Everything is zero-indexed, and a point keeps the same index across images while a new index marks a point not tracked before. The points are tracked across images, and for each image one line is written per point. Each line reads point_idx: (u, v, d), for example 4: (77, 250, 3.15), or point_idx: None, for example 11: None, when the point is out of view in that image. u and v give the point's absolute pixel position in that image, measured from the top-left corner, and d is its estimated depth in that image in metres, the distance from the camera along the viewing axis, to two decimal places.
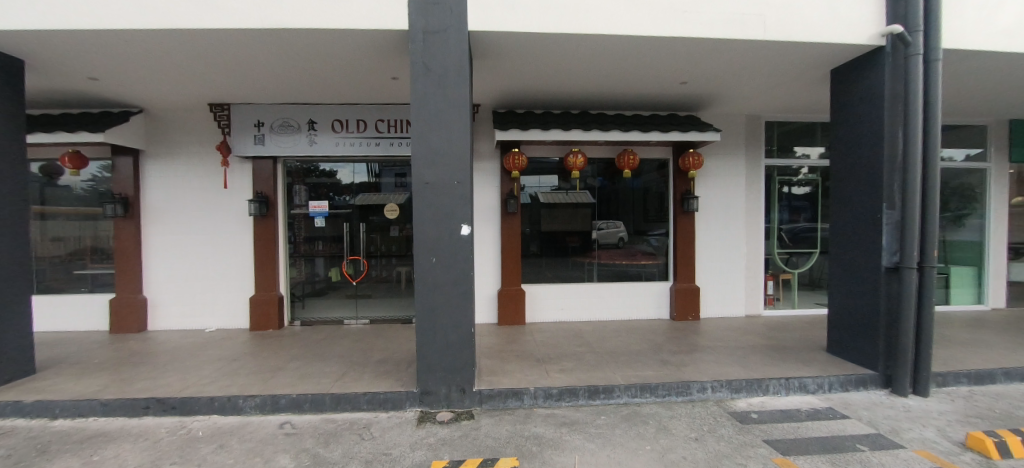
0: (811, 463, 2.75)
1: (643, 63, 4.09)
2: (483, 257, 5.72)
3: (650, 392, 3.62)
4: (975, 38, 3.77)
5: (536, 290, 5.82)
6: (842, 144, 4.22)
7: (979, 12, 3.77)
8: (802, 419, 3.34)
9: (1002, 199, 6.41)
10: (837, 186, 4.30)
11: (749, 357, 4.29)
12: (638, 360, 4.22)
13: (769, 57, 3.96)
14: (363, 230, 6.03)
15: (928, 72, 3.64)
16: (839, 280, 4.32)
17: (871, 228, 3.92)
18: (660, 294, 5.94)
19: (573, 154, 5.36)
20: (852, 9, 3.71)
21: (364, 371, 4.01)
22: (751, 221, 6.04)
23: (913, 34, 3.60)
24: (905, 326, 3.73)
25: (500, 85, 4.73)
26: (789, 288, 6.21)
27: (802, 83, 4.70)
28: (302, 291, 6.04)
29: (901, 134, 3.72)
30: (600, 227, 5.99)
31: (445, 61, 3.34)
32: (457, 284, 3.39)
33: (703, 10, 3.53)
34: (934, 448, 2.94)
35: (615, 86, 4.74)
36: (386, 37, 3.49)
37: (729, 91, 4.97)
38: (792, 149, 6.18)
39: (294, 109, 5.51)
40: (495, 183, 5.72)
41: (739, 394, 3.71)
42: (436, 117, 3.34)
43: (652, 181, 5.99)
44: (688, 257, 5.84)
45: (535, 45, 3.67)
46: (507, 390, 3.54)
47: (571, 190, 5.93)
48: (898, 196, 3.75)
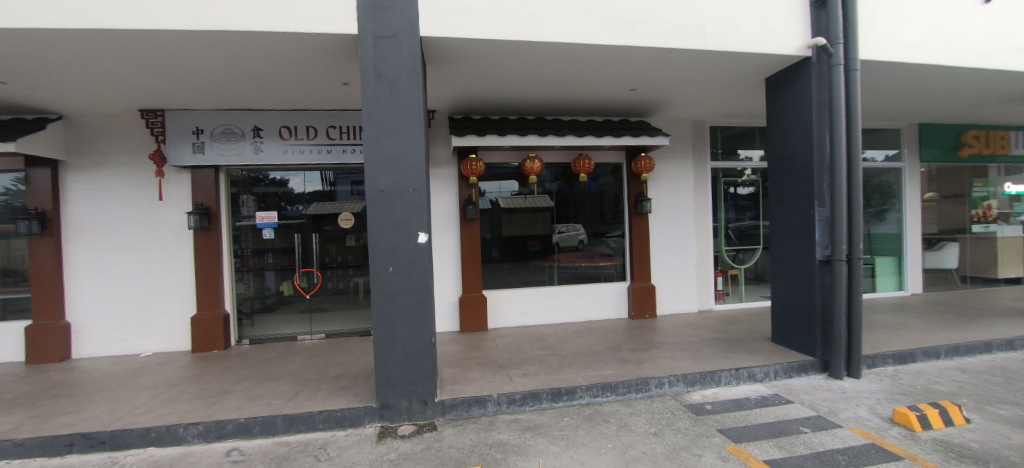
0: (761, 449, 2.90)
1: (595, 70, 4.21)
2: (443, 264, 5.65)
3: (610, 390, 3.70)
4: (886, 51, 4.17)
5: (498, 296, 5.81)
6: (777, 147, 4.53)
7: (889, 28, 4.18)
8: (751, 407, 3.53)
9: (915, 194, 7.12)
10: (775, 186, 4.61)
11: (702, 351, 4.49)
12: (599, 360, 4.30)
13: (710, 66, 4.20)
14: (317, 240, 5.81)
15: (849, 80, 3.98)
16: (779, 273, 4.61)
17: (805, 225, 4.23)
18: (619, 293, 6.10)
19: (530, 159, 5.42)
20: (782, 22, 4.00)
21: (319, 389, 3.83)
22: (701, 220, 6.35)
23: (835, 46, 3.93)
24: (838, 314, 4.03)
25: (456, 91, 4.72)
26: (736, 283, 6.57)
27: (741, 91, 5.02)
28: (250, 307, 5.70)
29: (828, 138, 4.05)
30: (560, 230, 6.09)
31: (398, 66, 3.28)
32: (417, 293, 3.31)
33: (650, 21, 3.69)
34: (866, 426, 3.19)
35: (568, 92, 4.85)
36: (336, 41, 3.39)
37: (676, 98, 5.21)
38: (736, 152, 6.57)
39: (238, 116, 5.22)
40: (453, 189, 5.67)
41: (694, 387, 3.87)
42: (389, 122, 3.27)
43: (608, 184, 6.15)
44: (644, 256, 6.03)
45: (489, 52, 3.70)
46: (470, 398, 3.49)
47: (530, 194, 5.99)
48: (827, 194, 4.07)
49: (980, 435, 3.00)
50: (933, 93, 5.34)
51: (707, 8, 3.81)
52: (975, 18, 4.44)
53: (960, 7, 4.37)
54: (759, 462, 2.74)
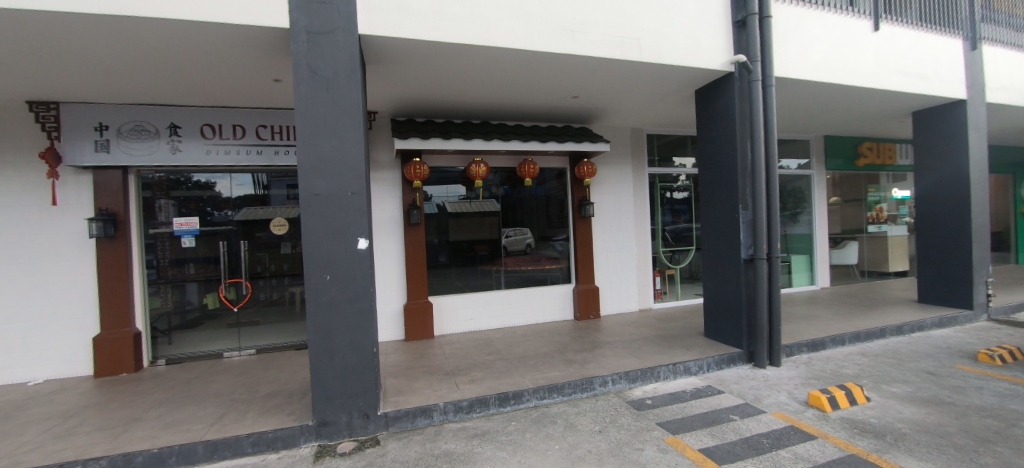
0: (697, 438, 3.07)
1: (539, 77, 4.28)
2: (386, 271, 5.45)
3: (557, 391, 3.75)
4: (796, 70, 4.63)
5: (444, 302, 5.70)
6: (706, 155, 4.86)
7: (798, 49, 4.64)
8: (687, 399, 3.73)
9: (822, 199, 7.97)
10: (705, 191, 4.93)
11: (643, 348, 4.68)
12: (545, 362, 4.34)
13: (646, 77, 4.42)
14: (246, 248, 5.39)
15: (766, 95, 4.37)
16: (710, 272, 4.93)
17: (732, 227, 4.57)
18: (565, 296, 6.22)
19: (476, 163, 5.41)
20: (708, 38, 4.31)
21: (247, 410, 3.53)
22: (640, 223, 6.66)
23: (754, 63, 4.30)
24: (760, 308, 4.38)
25: (398, 92, 4.60)
26: (673, 282, 6.96)
27: (674, 101, 5.34)
28: (167, 324, 5.15)
29: (750, 147, 4.41)
30: (507, 234, 6.12)
31: (335, 64, 3.12)
32: (357, 302, 3.16)
33: (590, 31, 3.82)
34: (786, 410, 3.49)
35: (512, 97, 4.90)
36: (264, 35, 3.16)
37: (615, 106, 5.44)
38: (671, 159, 6.99)
39: (152, 112, 4.71)
40: (396, 193, 5.51)
41: (635, 383, 4.02)
42: (325, 123, 3.10)
43: (553, 188, 6.27)
44: (588, 259, 6.20)
45: (432, 54, 3.63)
46: (415, 408, 3.38)
47: (476, 198, 5.97)
48: (750, 198, 4.42)
49: (877, 412, 3.39)
50: (834, 109, 6.02)
51: (642, 22, 4.02)
52: (867, 44, 5.05)
53: (855, 34, 4.96)
54: (695, 451, 2.90)
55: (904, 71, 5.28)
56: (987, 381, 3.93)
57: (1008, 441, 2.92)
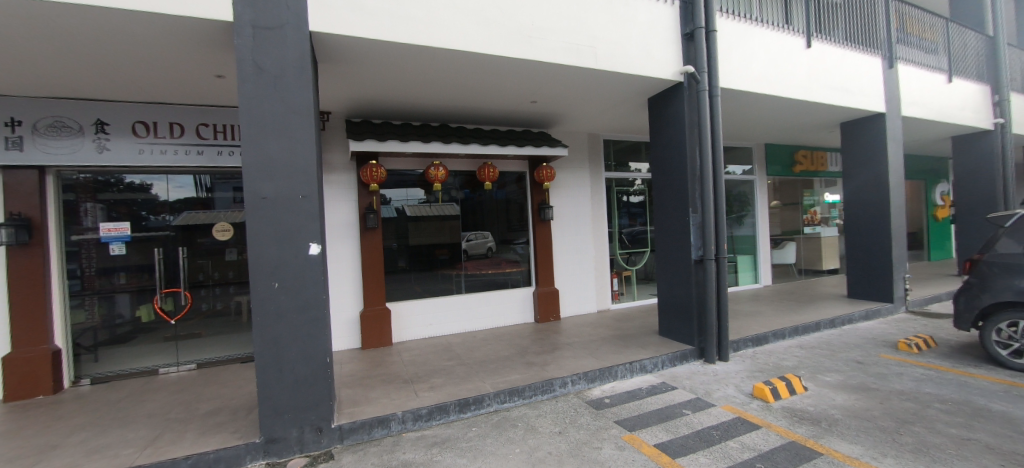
0: (652, 434, 3.17)
1: (498, 81, 4.30)
2: (341, 277, 5.25)
3: (518, 395, 3.75)
4: (739, 81, 4.93)
5: (403, 308, 5.56)
6: (659, 160, 5.06)
7: (741, 62, 4.95)
8: (643, 397, 3.85)
9: (763, 202, 8.52)
10: (658, 195, 5.13)
11: (601, 348, 4.78)
12: (505, 366, 4.34)
13: (602, 84, 4.55)
14: (185, 255, 5.02)
15: (712, 104, 4.62)
16: (663, 273, 5.12)
17: (683, 229, 4.78)
18: (525, 299, 6.26)
19: (434, 166, 5.34)
20: (660, 49, 4.51)
21: (185, 430, 3.27)
22: (598, 226, 6.83)
23: (701, 74, 4.54)
24: (710, 306, 4.60)
25: (353, 93, 4.46)
26: (629, 283, 7.19)
27: (629, 108, 5.53)
28: (93, 339, 4.68)
29: (699, 153, 4.64)
30: (468, 238, 6.08)
31: (283, 61, 2.98)
32: (308, 310, 3.01)
33: (548, 38, 3.89)
34: (734, 402, 3.68)
35: (471, 101, 4.88)
36: (204, 28, 2.96)
37: (573, 112, 5.56)
38: (627, 164, 7.23)
39: (74, 107, 4.29)
40: (352, 197, 5.33)
41: (594, 383, 4.10)
42: (272, 122, 2.95)
43: (512, 192, 6.31)
44: (548, 261, 6.28)
45: (387, 54, 3.55)
46: (372, 419, 3.28)
47: (436, 202, 5.90)
48: (699, 201, 4.65)
49: (814, 400, 3.65)
50: (774, 119, 6.46)
51: (597, 31, 4.13)
52: (801, 60, 5.46)
53: (790, 50, 5.36)
54: (651, 447, 2.99)
55: (832, 86, 5.76)
56: (905, 367, 4.34)
57: (924, 421, 3.23)
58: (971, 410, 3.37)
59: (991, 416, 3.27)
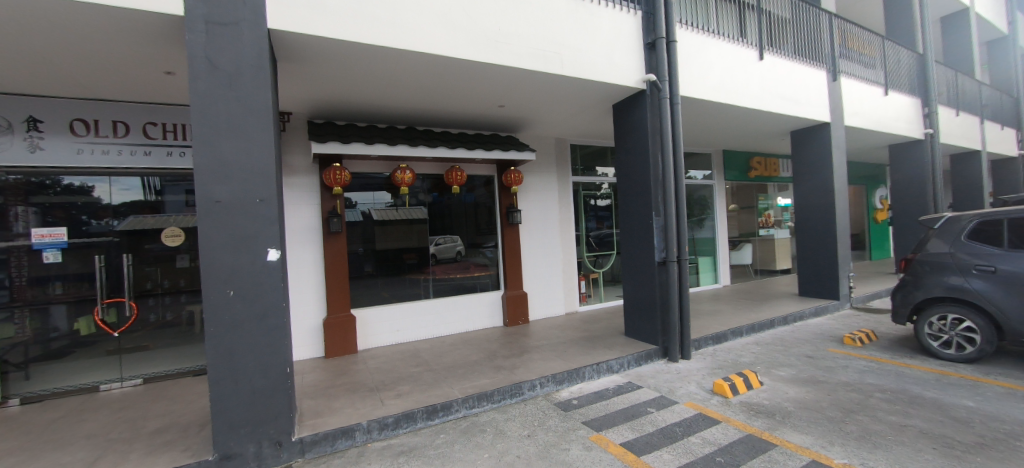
0: (618, 433, 3.24)
1: (465, 84, 4.29)
2: (304, 283, 5.07)
3: (486, 399, 3.74)
4: (698, 90, 5.15)
5: (369, 314, 5.42)
6: (624, 165, 5.20)
7: (699, 71, 5.17)
8: (609, 397, 3.92)
9: (722, 206, 8.91)
10: (623, 198, 5.26)
11: (569, 350, 4.84)
12: (474, 371, 4.31)
13: (568, 90, 4.64)
14: (131, 262, 4.69)
15: (673, 112, 4.80)
16: (628, 275, 5.25)
17: (647, 232, 4.93)
18: (494, 302, 6.25)
19: (401, 170, 5.27)
20: (623, 57, 4.64)
21: (130, 450, 3.05)
22: (566, 229, 6.92)
23: (662, 82, 4.72)
24: (672, 306, 4.76)
25: (315, 93, 4.33)
26: (596, 285, 7.33)
27: (594, 114, 5.65)
28: (23, 355, 4.28)
29: (661, 158, 4.80)
30: (436, 242, 6.04)
31: (238, 58, 2.86)
32: (267, 319, 2.89)
33: (515, 43, 3.93)
34: (696, 399, 3.81)
35: (438, 104, 4.85)
36: (152, 21, 2.80)
37: (540, 117, 5.62)
38: (593, 168, 7.38)
39: (2, 102, 3.94)
40: (314, 200, 5.16)
41: (562, 385, 4.14)
42: (227, 122, 2.82)
43: (481, 196, 6.30)
44: (517, 265, 6.31)
45: (351, 55, 3.48)
46: (335, 430, 3.17)
47: (403, 206, 5.82)
48: (661, 205, 4.81)
49: (769, 394, 3.84)
50: (730, 126, 6.78)
51: (563, 38, 4.21)
52: (754, 71, 5.76)
53: (744, 62, 5.65)
54: (618, 446, 3.05)
55: (783, 96, 6.11)
56: (850, 360, 4.64)
57: (866, 410, 3.46)
58: (907, 398, 3.64)
59: (924, 403, 3.54)
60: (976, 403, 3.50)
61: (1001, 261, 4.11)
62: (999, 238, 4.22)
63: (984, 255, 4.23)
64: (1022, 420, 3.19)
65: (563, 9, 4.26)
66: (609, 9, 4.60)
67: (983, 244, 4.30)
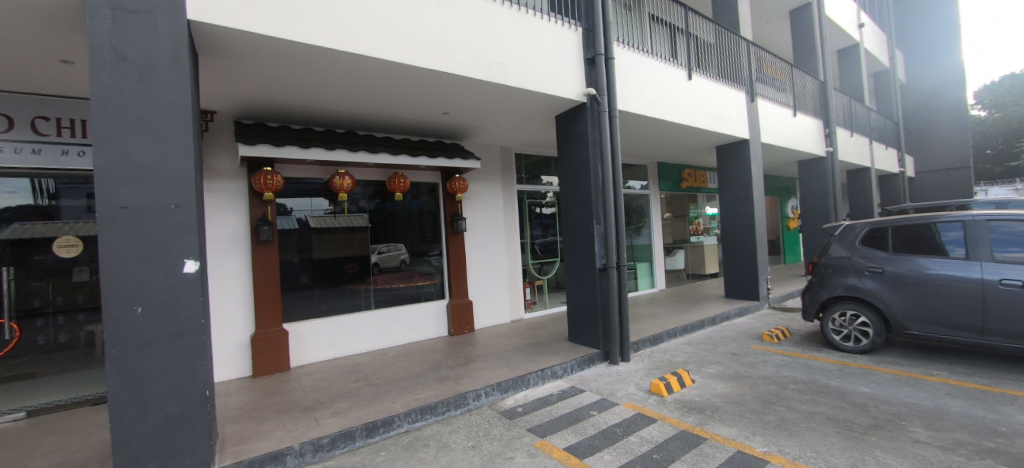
0: (562, 438, 3.29)
1: (408, 90, 4.22)
2: (229, 297, 4.66)
3: (430, 412, 3.64)
4: (634, 105, 5.44)
5: (304, 328, 5.09)
6: (566, 174, 5.35)
7: (635, 87, 5.47)
8: (554, 402, 3.98)
9: (657, 214, 9.46)
10: (566, 206, 5.40)
11: (514, 358, 4.86)
12: (417, 383, 4.18)
13: (512, 100, 4.71)
14: (14, 277, 4.12)
15: (612, 125, 5.03)
16: (571, 281, 5.38)
17: (589, 240, 5.10)
18: (438, 312, 6.13)
19: (340, 175, 5.07)
20: (565, 70, 4.80)
21: None
22: (511, 237, 6.98)
23: (601, 96, 4.94)
24: (612, 311, 4.94)
25: (243, 92, 4.04)
26: (541, 292, 7.45)
27: (538, 124, 5.78)
28: None
29: (600, 169, 5.01)
30: (379, 250, 5.84)
31: (151, 50, 2.59)
32: (183, 337, 2.62)
33: (459, 51, 3.92)
34: (635, 399, 3.97)
35: (380, 108, 4.72)
36: (44, 2, 2.47)
37: (485, 125, 5.65)
38: (538, 177, 7.52)
39: None
40: (242, 207, 4.79)
41: (507, 393, 4.14)
42: (137, 119, 2.54)
43: (425, 203, 6.19)
44: (462, 273, 6.25)
45: (284, 53, 3.28)
46: (262, 456, 2.93)
47: (343, 213, 5.57)
48: (601, 213, 5.01)
49: (700, 391, 4.10)
50: (664, 140, 7.24)
51: (507, 49, 4.28)
52: (684, 90, 6.20)
53: (675, 80, 6.06)
54: (561, 450, 3.09)
55: (709, 114, 6.63)
56: (769, 356, 5.08)
57: (782, 400, 3.80)
58: (816, 388, 4.04)
59: (829, 391, 3.96)
60: (870, 389, 3.97)
61: (887, 264, 4.71)
62: (885, 243, 4.84)
63: (874, 258, 4.83)
64: (905, 402, 3.66)
65: (507, 20, 4.34)
66: (552, 24, 4.75)
67: (873, 249, 4.91)
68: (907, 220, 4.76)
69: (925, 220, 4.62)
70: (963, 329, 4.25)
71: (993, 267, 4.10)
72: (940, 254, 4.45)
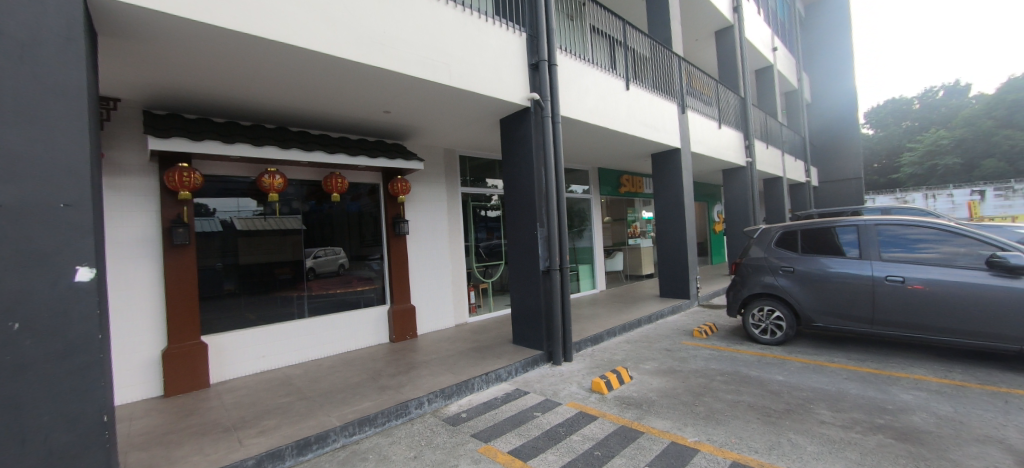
0: (506, 441, 3.28)
1: (346, 86, 4.03)
2: (136, 308, 4.15)
3: (368, 424, 3.47)
4: (576, 111, 5.61)
5: (226, 340, 4.65)
6: (510, 177, 5.38)
7: (576, 94, 5.64)
8: (498, 406, 3.96)
9: (598, 218, 9.81)
10: (510, 209, 5.42)
11: (458, 362, 4.79)
12: (355, 394, 3.98)
13: (456, 101, 4.65)
14: None
15: (554, 130, 5.16)
16: (516, 283, 5.40)
17: (532, 242, 5.16)
18: (379, 318, 5.89)
19: (269, 174, 4.71)
20: (510, 74, 4.84)
21: None
22: (455, 240, 6.89)
23: (544, 101, 5.05)
24: (555, 313, 5.04)
25: (152, 79, 3.62)
26: (486, 295, 7.42)
27: (482, 127, 5.76)
28: None
29: (543, 172, 5.11)
30: (315, 254, 5.51)
31: (36, 24, 2.23)
32: (73, 357, 2.27)
33: (401, 48, 3.82)
34: (577, 398, 4.07)
35: (314, 104, 4.45)
36: None
37: (428, 126, 5.53)
38: (482, 180, 7.50)
39: None
40: (152, 207, 4.30)
41: (451, 399, 4.06)
42: (13, 103, 2.16)
43: (365, 205, 5.93)
44: (405, 277, 6.05)
45: (204, 37, 2.98)
46: None
47: (273, 215, 5.19)
48: (544, 216, 5.11)
49: (637, 387, 4.28)
50: (604, 146, 7.53)
51: (451, 49, 4.23)
52: (622, 99, 6.51)
53: (614, 89, 6.34)
54: (505, 454, 3.08)
55: (644, 123, 7.00)
56: (698, 350, 5.43)
57: (710, 392, 4.08)
58: (740, 378, 4.38)
59: (750, 381, 4.31)
60: (784, 377, 4.37)
61: (797, 263, 5.24)
62: (795, 245, 5.39)
63: (786, 259, 5.36)
64: (813, 387, 4.08)
65: (451, 21, 4.29)
66: (496, 27, 4.77)
67: (785, 250, 5.45)
68: (812, 224, 5.34)
69: (826, 225, 5.20)
70: (857, 320, 4.81)
71: (880, 265, 4.69)
72: (839, 254, 5.03)
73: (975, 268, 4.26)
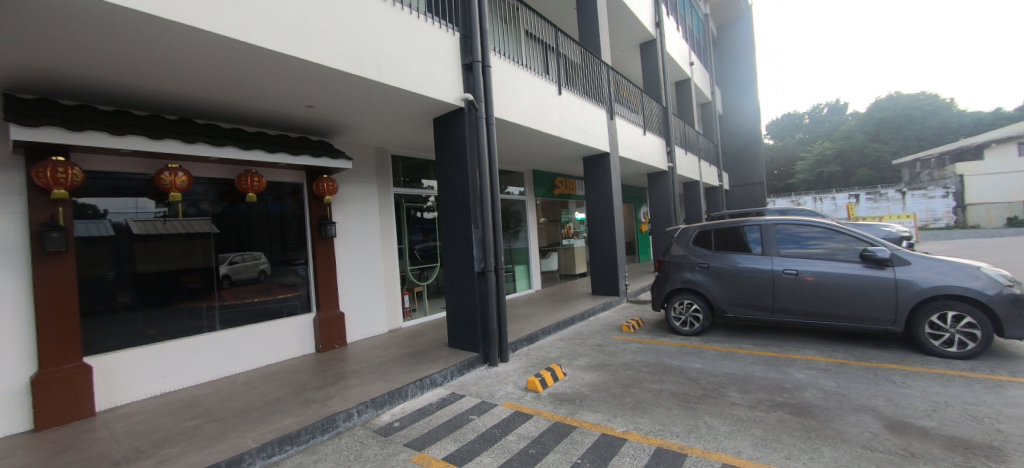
0: (441, 448, 3.21)
1: (263, 76, 3.72)
2: None
3: (290, 442, 3.22)
4: (510, 113, 5.68)
5: (117, 361, 4.06)
6: (445, 177, 5.30)
7: (510, 97, 5.70)
8: (433, 412, 3.87)
9: (533, 219, 10.01)
10: (445, 210, 5.33)
11: (391, 369, 4.62)
12: (276, 411, 3.67)
13: (387, 98, 4.49)
14: None
15: (489, 131, 5.17)
16: (452, 285, 5.33)
17: (467, 244, 5.12)
18: (304, 327, 5.50)
19: (170, 171, 4.19)
20: (443, 73, 4.78)
21: None
22: (388, 243, 6.64)
23: (478, 102, 5.04)
24: (490, 314, 5.04)
25: (13, 57, 3.06)
26: (421, 298, 7.24)
27: (415, 126, 5.61)
28: None
29: (478, 173, 5.09)
30: (230, 260, 5.03)
31: None
32: None
33: (326, 40, 3.60)
34: (513, 398, 4.10)
35: (225, 94, 4.06)
36: None
37: (356, 123, 5.27)
38: (416, 181, 7.32)
39: None
40: (16, 208, 3.64)
41: (383, 409, 3.89)
42: None
43: (287, 206, 5.52)
44: (333, 283, 5.71)
45: (84, 13, 2.58)
46: None
47: (177, 217, 4.65)
48: (479, 217, 5.08)
49: (570, 382, 4.42)
50: (538, 149, 7.71)
51: (380, 44, 4.07)
52: (555, 104, 6.70)
53: (547, 94, 6.51)
54: (439, 461, 3.02)
55: (576, 127, 7.26)
56: (627, 344, 5.73)
57: (637, 383, 4.32)
58: (663, 368, 4.69)
59: (672, 370, 4.64)
60: (701, 365, 4.75)
61: (712, 260, 5.73)
62: (709, 243, 5.90)
63: (702, 256, 5.85)
64: (725, 372, 4.48)
65: (381, 15, 4.13)
66: (429, 25, 4.68)
67: (701, 247, 5.94)
68: (724, 224, 5.87)
69: (735, 225, 5.74)
70: (761, 309, 5.37)
71: (779, 260, 5.28)
72: (746, 250, 5.57)
73: (852, 261, 4.92)
